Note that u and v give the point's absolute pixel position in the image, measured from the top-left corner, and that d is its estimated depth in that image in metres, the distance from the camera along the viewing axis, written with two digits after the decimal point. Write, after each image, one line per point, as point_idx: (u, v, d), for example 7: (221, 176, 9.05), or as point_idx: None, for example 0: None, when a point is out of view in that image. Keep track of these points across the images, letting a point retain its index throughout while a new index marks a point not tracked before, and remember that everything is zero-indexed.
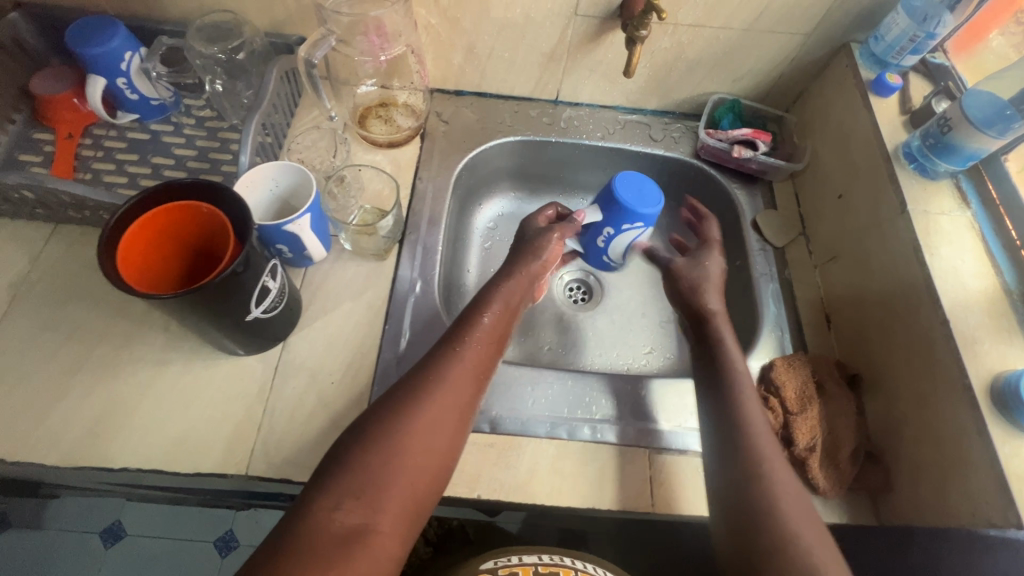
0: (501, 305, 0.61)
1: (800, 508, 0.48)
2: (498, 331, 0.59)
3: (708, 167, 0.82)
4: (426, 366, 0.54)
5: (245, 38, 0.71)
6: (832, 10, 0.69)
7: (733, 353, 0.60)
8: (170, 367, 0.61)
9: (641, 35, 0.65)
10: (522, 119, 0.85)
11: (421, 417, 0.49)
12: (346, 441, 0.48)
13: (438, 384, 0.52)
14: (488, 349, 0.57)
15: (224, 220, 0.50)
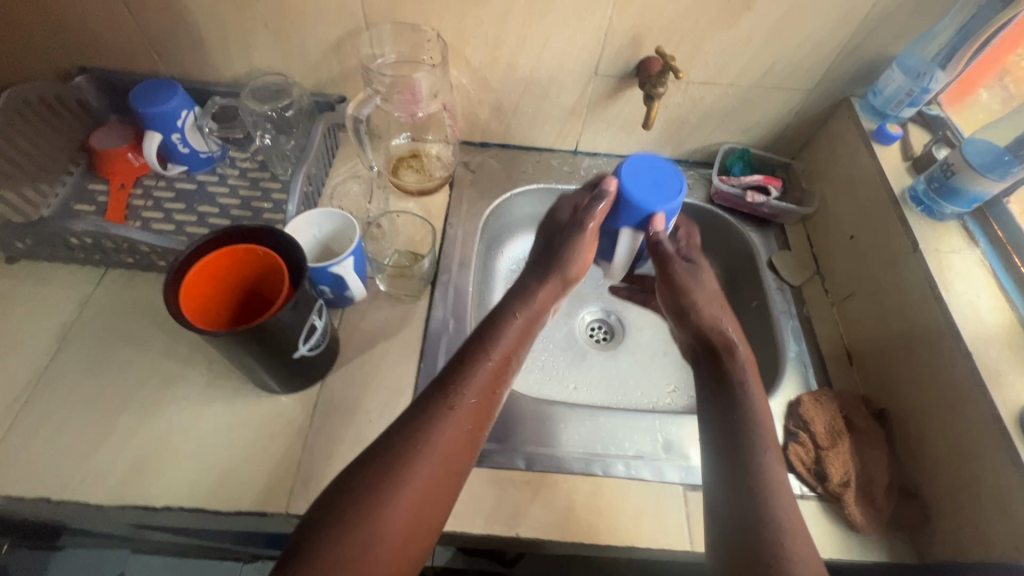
0: (507, 343, 0.57)
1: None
2: (500, 372, 0.55)
3: (722, 211, 0.87)
4: (413, 423, 0.50)
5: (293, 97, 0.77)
6: (833, 68, 0.76)
7: (747, 383, 0.58)
8: (213, 404, 0.63)
9: (659, 91, 0.71)
10: (544, 168, 0.90)
11: (405, 485, 0.46)
12: (325, 517, 0.44)
13: (435, 444, 0.49)
14: (487, 401, 0.53)
15: (279, 265, 0.53)
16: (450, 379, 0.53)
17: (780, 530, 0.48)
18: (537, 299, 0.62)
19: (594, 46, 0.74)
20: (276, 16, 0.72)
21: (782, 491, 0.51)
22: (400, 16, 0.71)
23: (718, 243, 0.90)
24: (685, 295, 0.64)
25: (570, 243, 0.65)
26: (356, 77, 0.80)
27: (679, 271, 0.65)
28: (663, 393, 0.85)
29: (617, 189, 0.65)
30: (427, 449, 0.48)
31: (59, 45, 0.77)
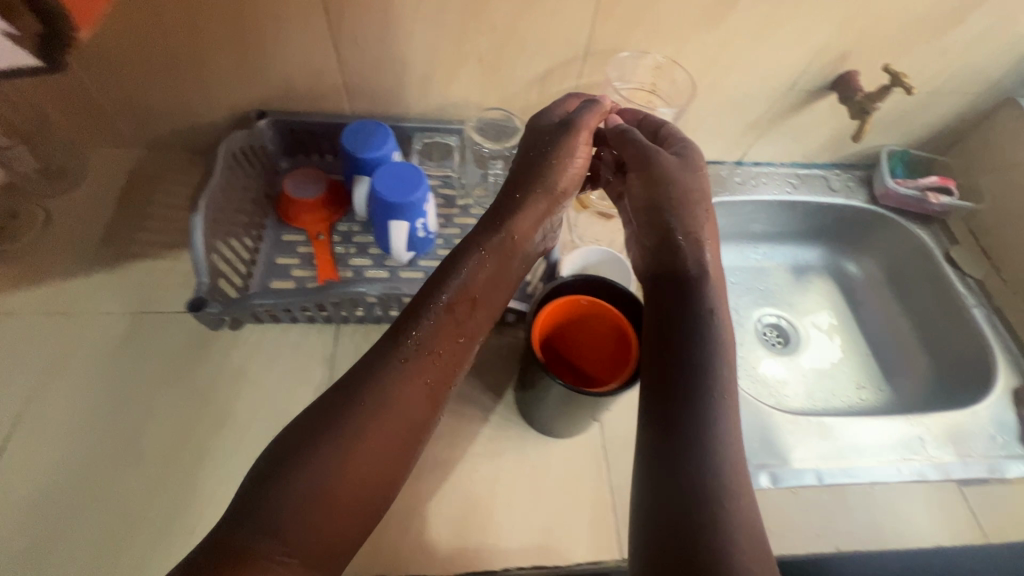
0: (479, 284, 0.54)
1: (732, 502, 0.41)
2: (466, 310, 0.53)
3: (891, 213, 0.91)
4: (386, 369, 0.47)
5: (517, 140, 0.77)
6: (1007, 73, 0.80)
7: (717, 295, 0.52)
8: (505, 457, 0.62)
9: (875, 106, 0.73)
10: (715, 181, 0.92)
11: (377, 428, 0.45)
12: (325, 453, 0.43)
13: (397, 394, 0.47)
14: (448, 357, 0.51)
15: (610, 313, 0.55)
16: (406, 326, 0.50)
17: (694, 433, 0.43)
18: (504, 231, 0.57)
19: (801, 62, 0.75)
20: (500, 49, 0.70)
21: (730, 420, 0.45)
22: (623, 44, 0.70)
23: (875, 242, 0.95)
24: (696, 202, 0.58)
25: (559, 159, 0.60)
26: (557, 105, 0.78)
27: (677, 171, 0.59)
28: (853, 392, 0.88)
29: (353, 164, 0.70)
30: (389, 398, 0.47)
31: (245, 89, 0.73)
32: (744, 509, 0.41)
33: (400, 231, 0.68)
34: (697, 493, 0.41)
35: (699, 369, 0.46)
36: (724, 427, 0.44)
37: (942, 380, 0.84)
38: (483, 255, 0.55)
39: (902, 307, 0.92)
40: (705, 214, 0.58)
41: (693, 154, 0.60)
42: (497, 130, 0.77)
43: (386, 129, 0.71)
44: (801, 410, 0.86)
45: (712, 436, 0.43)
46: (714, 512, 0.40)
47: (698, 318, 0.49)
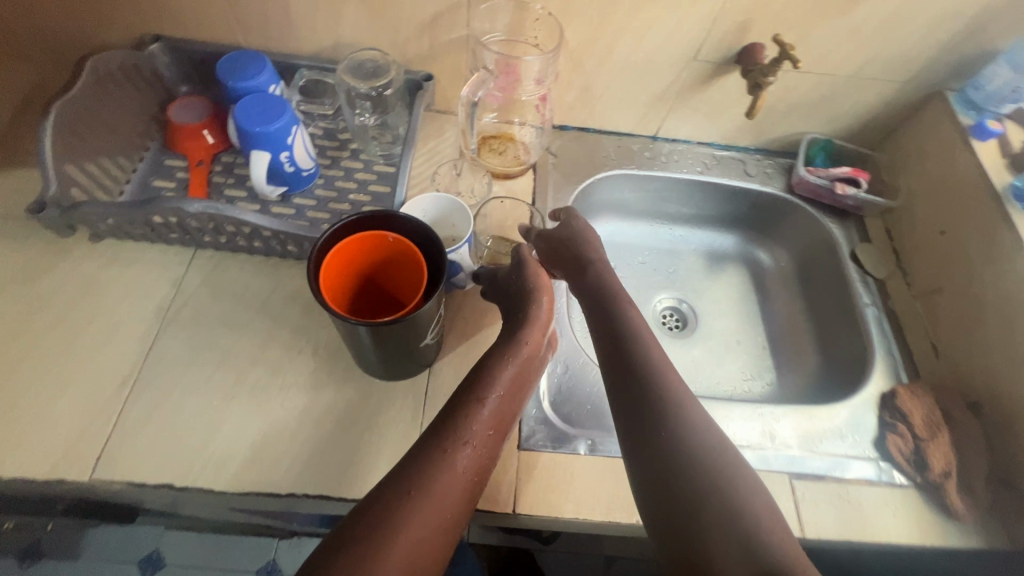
0: (505, 385, 0.51)
1: (751, 497, 0.44)
2: (499, 418, 0.49)
3: (804, 203, 0.87)
4: (410, 467, 0.44)
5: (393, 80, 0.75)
6: (931, 61, 0.75)
7: (639, 325, 0.55)
8: (324, 391, 0.62)
9: (768, 81, 0.70)
10: (626, 153, 0.89)
11: (417, 515, 0.41)
12: (347, 542, 0.39)
13: (427, 489, 0.43)
14: (492, 437, 0.48)
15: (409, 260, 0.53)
16: (447, 429, 0.46)
17: (677, 445, 0.46)
18: (541, 309, 0.58)
19: (700, 29, 0.72)
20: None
21: (704, 437, 0.46)
22: None
23: (792, 235, 0.92)
24: (589, 244, 0.65)
25: (530, 272, 0.61)
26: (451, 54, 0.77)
27: (566, 232, 0.67)
28: (740, 382, 0.85)
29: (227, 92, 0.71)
30: (414, 494, 0.42)
31: (133, 13, 0.73)
32: (742, 495, 0.43)
33: (263, 159, 0.68)
34: (690, 529, 0.43)
35: (665, 398, 0.49)
36: (690, 432, 0.47)
37: (826, 379, 0.81)
38: (506, 361, 0.53)
39: (806, 304, 0.89)
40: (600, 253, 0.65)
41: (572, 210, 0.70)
42: (373, 69, 0.75)
43: (264, 61, 0.71)
44: None
45: (675, 453, 0.45)
46: (715, 515, 0.42)
47: (626, 358, 0.52)
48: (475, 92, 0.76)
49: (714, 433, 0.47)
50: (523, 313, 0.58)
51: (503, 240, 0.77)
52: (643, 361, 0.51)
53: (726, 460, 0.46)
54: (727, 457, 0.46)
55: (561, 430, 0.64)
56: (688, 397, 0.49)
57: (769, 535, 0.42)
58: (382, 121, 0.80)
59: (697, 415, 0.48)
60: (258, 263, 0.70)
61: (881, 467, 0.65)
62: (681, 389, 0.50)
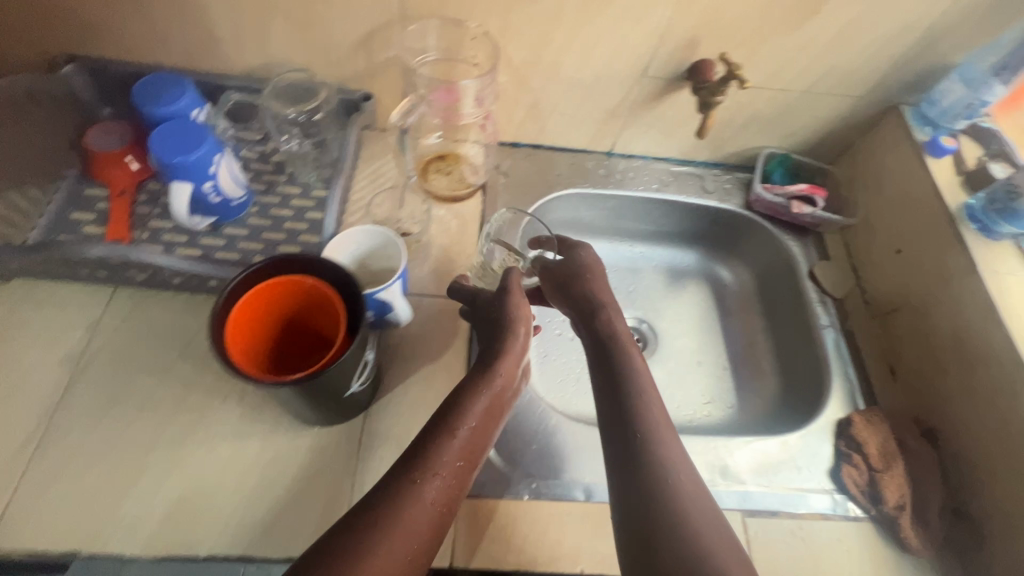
0: (482, 414, 0.52)
1: (717, 536, 0.46)
2: (474, 448, 0.50)
3: (762, 220, 0.85)
4: (380, 497, 0.44)
5: (319, 102, 0.73)
6: (886, 76, 0.73)
7: (641, 372, 0.57)
8: (250, 440, 0.59)
9: (717, 100, 0.67)
10: (579, 171, 0.86)
11: (391, 543, 0.42)
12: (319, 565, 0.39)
13: (401, 518, 0.43)
14: (464, 467, 0.48)
15: (330, 299, 0.49)
16: (419, 456, 0.47)
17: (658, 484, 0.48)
18: (521, 336, 0.58)
19: (648, 47, 0.69)
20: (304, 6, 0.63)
21: (689, 485, 0.49)
22: (442, 10, 0.64)
23: (752, 251, 0.89)
24: (602, 288, 0.66)
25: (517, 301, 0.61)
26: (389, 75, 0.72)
27: (575, 270, 0.67)
28: (700, 407, 0.82)
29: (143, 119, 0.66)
30: (392, 520, 0.43)
31: (43, 34, 0.68)
32: (715, 539, 0.45)
33: (182, 191, 0.64)
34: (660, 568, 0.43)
35: (650, 435, 0.51)
36: (665, 463, 0.49)
37: (785, 402, 0.79)
38: (483, 391, 0.53)
39: (766, 323, 0.87)
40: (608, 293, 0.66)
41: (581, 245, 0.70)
42: (296, 92, 0.72)
43: (185, 84, 0.67)
44: None
45: (654, 483, 0.48)
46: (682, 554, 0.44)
47: (615, 387, 0.56)
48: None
49: (692, 476, 0.50)
50: (502, 334, 0.58)
51: (449, 267, 0.74)
52: (631, 400, 0.54)
53: (702, 503, 0.48)
54: (703, 500, 0.48)
55: (502, 472, 0.61)
56: (672, 438, 0.52)
57: (724, 560, 0.44)
58: (320, 143, 0.76)
59: (677, 457, 0.50)
60: (183, 301, 0.66)
61: (836, 500, 0.63)
62: (666, 431, 0.52)
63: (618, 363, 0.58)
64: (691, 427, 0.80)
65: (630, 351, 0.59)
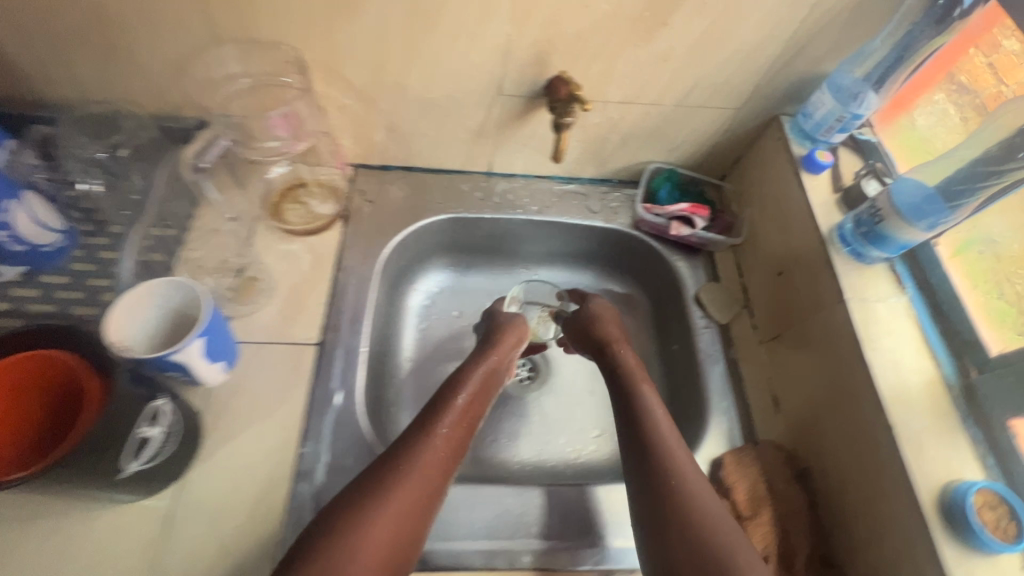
0: (467, 395, 0.64)
1: (723, 517, 0.52)
2: (468, 411, 0.62)
3: (648, 240, 0.80)
4: (395, 451, 0.56)
5: (121, 133, 0.64)
6: (761, 86, 0.68)
7: (642, 382, 0.64)
8: (39, 522, 0.53)
9: (566, 122, 0.62)
10: (454, 195, 0.80)
11: (393, 499, 0.52)
12: (321, 524, 0.49)
13: (405, 474, 0.54)
14: (461, 432, 0.60)
15: (83, 371, 0.47)
16: (423, 419, 0.59)
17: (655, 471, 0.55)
18: (509, 334, 0.71)
19: (493, 63, 0.63)
20: (89, 31, 0.56)
21: (688, 462, 0.56)
22: (252, 31, 0.58)
23: (644, 272, 0.84)
24: (608, 330, 0.71)
25: (502, 330, 0.72)
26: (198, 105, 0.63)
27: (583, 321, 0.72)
28: (587, 440, 0.78)
29: None
30: (388, 485, 0.52)
31: None
32: (718, 519, 0.52)
33: None
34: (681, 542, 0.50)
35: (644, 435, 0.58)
36: (667, 453, 0.56)
37: None
38: (476, 366, 0.67)
39: (659, 348, 0.81)
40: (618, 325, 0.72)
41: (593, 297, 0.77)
42: (93, 124, 0.63)
43: None
44: (521, 462, 0.75)
45: (663, 465, 0.55)
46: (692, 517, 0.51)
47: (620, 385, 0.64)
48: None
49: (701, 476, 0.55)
50: (497, 338, 0.71)
51: (295, 309, 0.68)
52: (632, 399, 0.62)
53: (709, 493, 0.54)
54: (710, 495, 0.53)
55: None
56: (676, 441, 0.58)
57: (710, 529, 0.51)
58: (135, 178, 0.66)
59: (678, 454, 0.56)
60: None
61: None
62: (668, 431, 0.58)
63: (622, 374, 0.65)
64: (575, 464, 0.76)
65: (629, 362, 0.66)
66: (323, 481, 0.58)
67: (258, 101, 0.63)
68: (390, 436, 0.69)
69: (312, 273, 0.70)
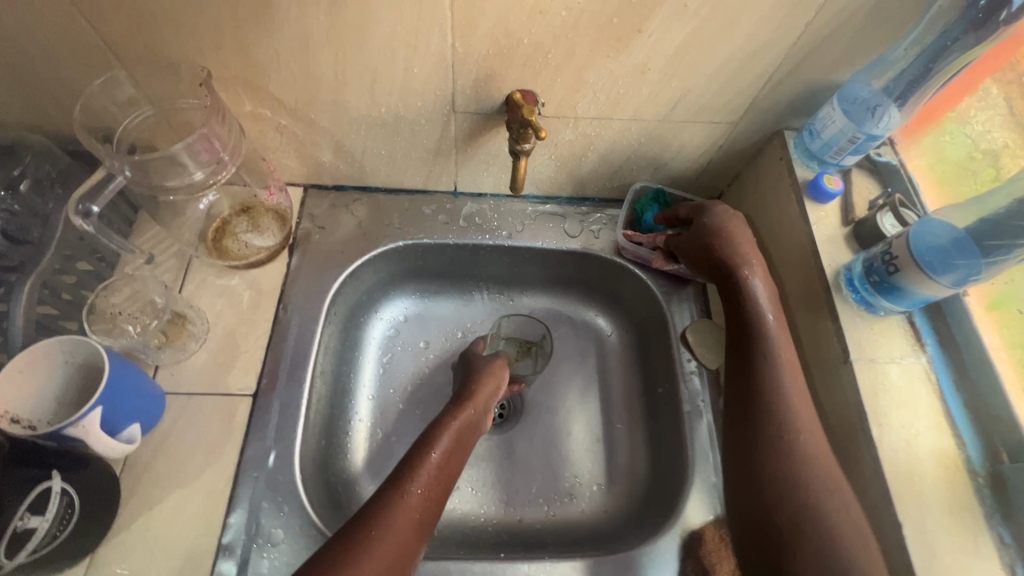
0: (447, 445, 0.55)
1: (851, 524, 0.42)
2: (445, 469, 0.53)
3: (631, 267, 0.72)
4: (368, 512, 0.47)
5: (23, 164, 0.55)
6: (759, 98, 0.57)
7: (776, 342, 0.51)
8: None
9: (523, 148, 0.54)
10: (414, 218, 0.72)
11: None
12: None
13: (367, 549, 0.44)
14: (437, 492, 0.51)
15: None
16: (393, 481, 0.50)
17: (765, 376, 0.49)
18: (494, 376, 0.64)
19: (441, 79, 0.54)
20: None
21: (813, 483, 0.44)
22: (157, 49, 0.50)
23: (629, 301, 0.75)
24: (730, 250, 0.54)
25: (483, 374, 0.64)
26: (86, 129, 0.52)
27: (715, 236, 0.56)
28: (560, 489, 0.68)
29: None
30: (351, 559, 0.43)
31: None
32: (829, 500, 0.43)
33: None
34: None
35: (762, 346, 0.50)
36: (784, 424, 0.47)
37: (652, 491, 0.66)
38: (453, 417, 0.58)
39: (643, 387, 0.73)
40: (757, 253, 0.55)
41: (729, 213, 0.57)
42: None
43: None
44: (483, 517, 0.66)
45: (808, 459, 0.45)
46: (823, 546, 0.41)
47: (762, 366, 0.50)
48: (128, 168, 0.50)
49: (821, 441, 0.47)
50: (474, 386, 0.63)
51: (231, 354, 0.61)
52: (766, 364, 0.50)
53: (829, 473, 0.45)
54: (828, 464, 0.45)
55: None
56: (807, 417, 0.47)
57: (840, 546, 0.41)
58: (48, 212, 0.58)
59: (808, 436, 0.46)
60: None
61: None
62: (799, 403, 0.48)
63: (757, 344, 0.51)
64: (546, 519, 0.66)
65: (769, 330, 0.51)
66: (249, 554, 0.53)
67: (177, 125, 0.56)
68: (341, 495, 0.63)
69: (251, 313, 0.64)
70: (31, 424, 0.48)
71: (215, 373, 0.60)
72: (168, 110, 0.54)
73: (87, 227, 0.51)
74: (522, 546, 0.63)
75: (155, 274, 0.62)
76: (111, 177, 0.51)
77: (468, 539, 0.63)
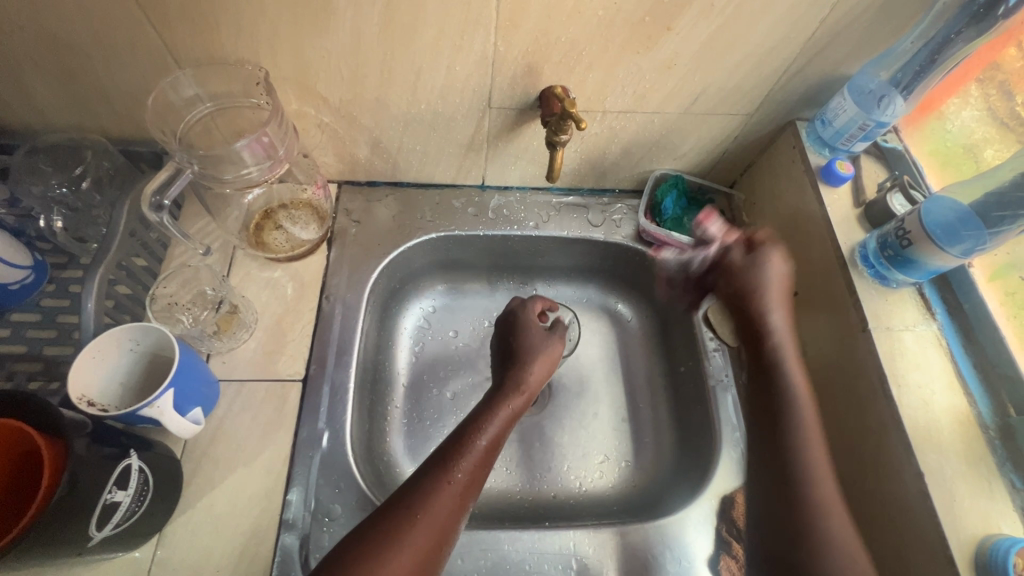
0: (495, 429, 0.55)
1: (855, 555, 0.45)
2: (490, 453, 0.53)
3: (653, 252, 0.76)
4: (416, 490, 0.48)
5: (85, 163, 0.61)
6: (775, 91, 0.62)
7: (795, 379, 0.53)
8: None
9: (561, 139, 0.57)
10: (445, 211, 0.75)
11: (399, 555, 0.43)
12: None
13: (414, 528, 0.45)
14: (480, 476, 0.52)
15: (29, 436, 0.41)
16: (441, 460, 0.51)
17: (782, 393, 0.53)
18: (540, 363, 0.64)
19: (480, 76, 0.58)
20: (40, 56, 0.51)
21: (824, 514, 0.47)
22: (216, 51, 0.53)
23: (650, 286, 0.79)
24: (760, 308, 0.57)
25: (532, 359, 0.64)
26: (155, 128, 0.55)
27: (748, 281, 0.58)
28: (591, 465, 0.72)
29: None
30: (398, 537, 0.44)
31: None
32: (831, 505, 0.47)
33: None
34: None
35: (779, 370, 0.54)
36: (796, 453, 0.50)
37: (680, 464, 0.70)
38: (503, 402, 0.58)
39: (665, 368, 0.77)
40: (783, 291, 0.58)
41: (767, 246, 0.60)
42: (55, 155, 0.60)
43: None
44: (519, 494, 0.69)
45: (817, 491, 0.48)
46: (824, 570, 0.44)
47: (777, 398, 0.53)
48: (196, 163, 0.54)
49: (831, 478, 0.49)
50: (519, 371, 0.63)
51: (279, 342, 0.64)
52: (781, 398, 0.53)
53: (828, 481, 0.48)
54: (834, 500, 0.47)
55: None
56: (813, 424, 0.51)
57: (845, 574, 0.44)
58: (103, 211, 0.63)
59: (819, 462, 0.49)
60: None
61: None
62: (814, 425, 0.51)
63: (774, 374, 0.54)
64: (579, 493, 0.70)
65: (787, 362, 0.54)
66: (310, 529, 0.55)
67: (228, 124, 0.59)
68: (385, 476, 0.66)
69: (296, 303, 0.67)
70: (104, 408, 0.50)
71: (265, 360, 0.63)
72: (221, 109, 0.57)
73: (160, 219, 0.55)
74: (560, 519, 0.66)
75: (207, 265, 0.65)
76: (178, 172, 0.55)
77: (508, 514, 0.67)
